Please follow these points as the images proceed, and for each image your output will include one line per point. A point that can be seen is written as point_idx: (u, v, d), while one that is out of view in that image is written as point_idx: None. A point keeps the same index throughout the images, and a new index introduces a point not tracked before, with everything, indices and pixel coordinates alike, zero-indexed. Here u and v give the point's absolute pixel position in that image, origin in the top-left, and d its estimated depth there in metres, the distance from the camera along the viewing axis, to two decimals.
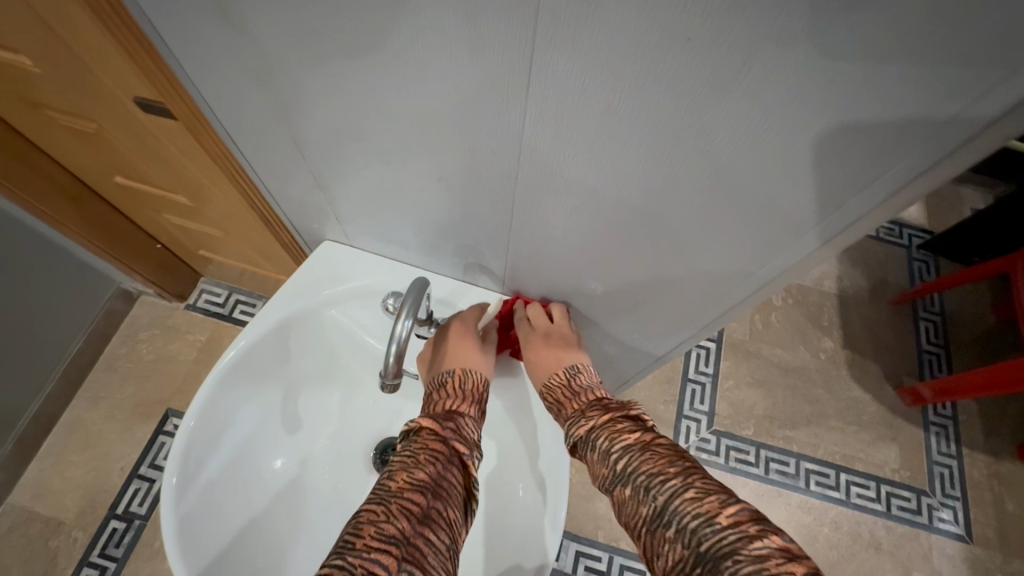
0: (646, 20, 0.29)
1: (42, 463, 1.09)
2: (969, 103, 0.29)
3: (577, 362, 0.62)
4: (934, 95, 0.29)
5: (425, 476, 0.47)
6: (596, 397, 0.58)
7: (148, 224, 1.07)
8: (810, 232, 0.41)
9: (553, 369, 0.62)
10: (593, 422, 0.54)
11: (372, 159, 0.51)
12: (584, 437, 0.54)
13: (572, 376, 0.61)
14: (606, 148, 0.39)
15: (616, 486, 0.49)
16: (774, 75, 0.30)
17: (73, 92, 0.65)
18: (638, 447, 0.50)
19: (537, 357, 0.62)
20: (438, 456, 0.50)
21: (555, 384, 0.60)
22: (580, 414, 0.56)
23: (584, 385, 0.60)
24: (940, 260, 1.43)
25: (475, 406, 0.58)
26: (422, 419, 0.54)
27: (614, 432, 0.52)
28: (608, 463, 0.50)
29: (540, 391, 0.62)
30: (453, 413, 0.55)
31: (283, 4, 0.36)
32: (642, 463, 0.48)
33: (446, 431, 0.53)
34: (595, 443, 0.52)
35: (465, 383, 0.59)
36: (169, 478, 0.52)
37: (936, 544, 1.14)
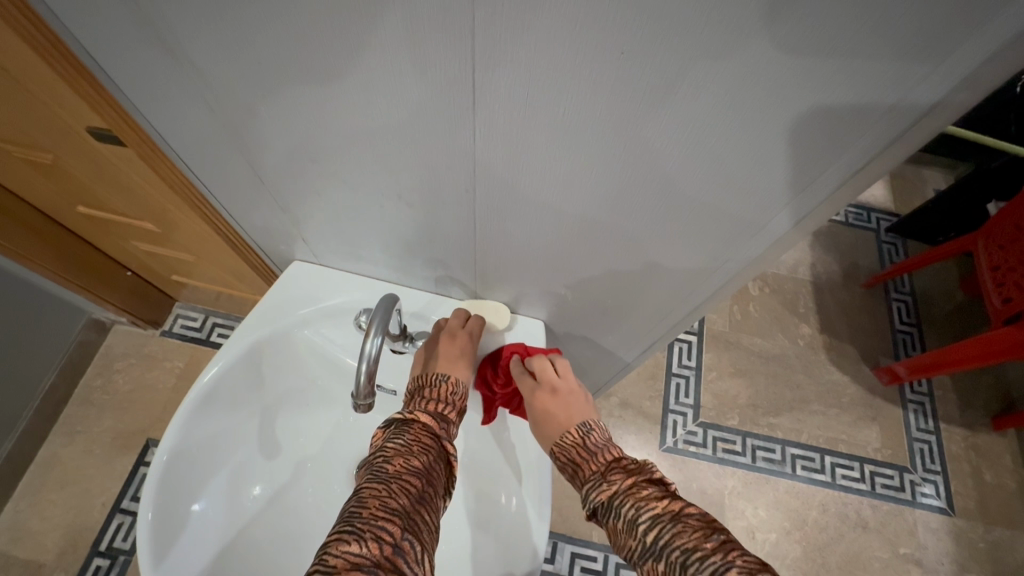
0: (579, 35, 0.30)
1: (18, 504, 1.06)
2: (890, 101, 0.30)
3: (588, 419, 0.59)
4: (867, 85, 0.30)
5: (420, 463, 0.46)
6: (615, 458, 0.55)
7: (116, 252, 1.05)
8: (763, 228, 0.43)
9: (566, 428, 0.58)
10: (616, 487, 0.50)
11: (332, 179, 0.51)
12: (607, 505, 0.50)
13: (585, 436, 0.57)
14: (560, 154, 0.40)
15: (646, 560, 0.44)
16: (713, 74, 0.31)
17: (24, 123, 0.63)
18: (669, 517, 0.45)
19: (549, 416, 0.59)
20: (429, 449, 0.49)
21: (569, 444, 0.57)
22: (600, 477, 0.52)
23: (598, 445, 0.56)
24: (907, 242, 1.47)
25: (458, 413, 0.57)
26: (417, 414, 0.53)
27: (639, 499, 0.48)
28: (637, 537, 0.45)
29: (552, 454, 0.58)
30: (445, 418, 0.55)
31: (228, 33, 0.37)
32: (676, 535, 0.43)
33: (439, 430, 0.52)
34: (620, 512, 0.48)
35: (454, 393, 0.58)
36: (145, 513, 0.51)
37: (921, 518, 1.16)
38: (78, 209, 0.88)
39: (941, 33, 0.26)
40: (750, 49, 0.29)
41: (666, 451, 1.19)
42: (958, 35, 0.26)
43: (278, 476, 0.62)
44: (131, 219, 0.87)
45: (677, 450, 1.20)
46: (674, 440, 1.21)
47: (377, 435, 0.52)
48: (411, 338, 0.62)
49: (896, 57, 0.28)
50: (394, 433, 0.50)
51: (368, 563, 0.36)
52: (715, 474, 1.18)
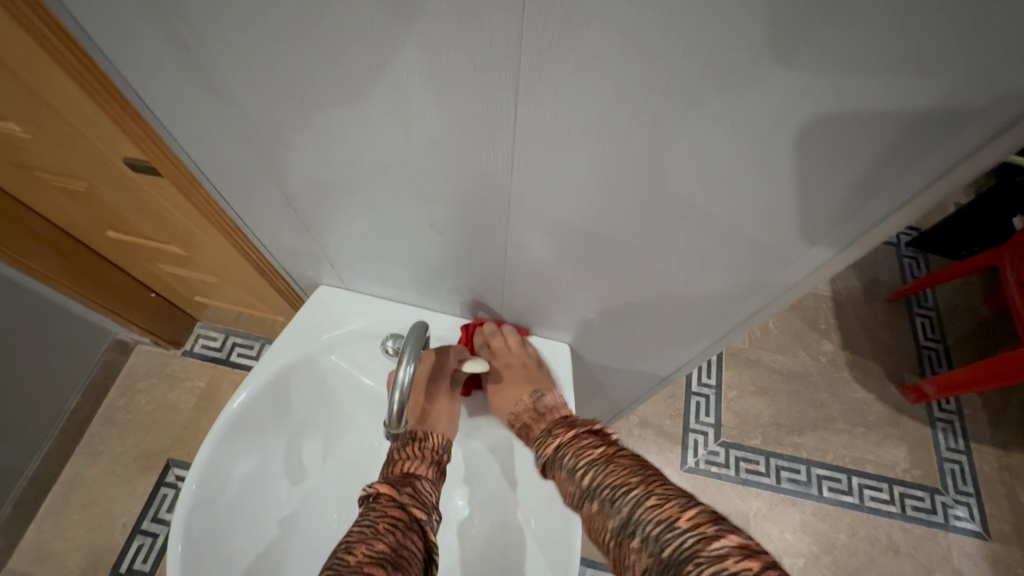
0: (623, 74, 0.31)
1: (42, 525, 1.07)
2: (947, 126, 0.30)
3: (541, 386, 0.61)
4: (923, 115, 0.30)
5: (385, 546, 0.43)
6: (562, 415, 0.55)
7: (142, 274, 1.07)
8: (800, 253, 0.43)
9: (518, 396, 0.61)
10: (559, 440, 0.50)
11: (363, 209, 0.52)
12: (552, 457, 0.50)
13: (538, 400, 0.59)
14: (597, 182, 0.40)
15: (584, 503, 0.45)
16: (756, 105, 0.31)
17: (61, 153, 0.65)
18: (603, 461, 0.45)
19: (502, 388, 0.62)
20: (397, 524, 0.46)
21: (522, 410, 0.59)
22: (547, 433, 0.53)
23: (549, 406, 0.58)
24: (929, 256, 1.45)
25: (434, 468, 0.55)
26: (379, 485, 0.50)
27: (579, 448, 0.48)
28: (575, 481, 0.46)
29: (509, 422, 0.61)
30: (410, 477, 0.52)
31: (274, 73, 0.38)
32: (606, 475, 0.44)
33: (404, 496, 0.49)
34: (562, 462, 0.48)
35: (426, 446, 0.56)
36: (175, 545, 0.51)
37: (955, 542, 1.13)
38: (107, 234, 0.90)
39: (1002, 64, 0.26)
40: (798, 83, 0.30)
41: (688, 472, 1.17)
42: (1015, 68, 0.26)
43: (307, 501, 0.61)
44: (157, 243, 0.88)
45: (699, 471, 1.17)
46: (695, 461, 1.18)
47: None
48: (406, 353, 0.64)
49: (948, 85, 0.28)
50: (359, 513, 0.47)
51: None
52: (739, 496, 1.15)
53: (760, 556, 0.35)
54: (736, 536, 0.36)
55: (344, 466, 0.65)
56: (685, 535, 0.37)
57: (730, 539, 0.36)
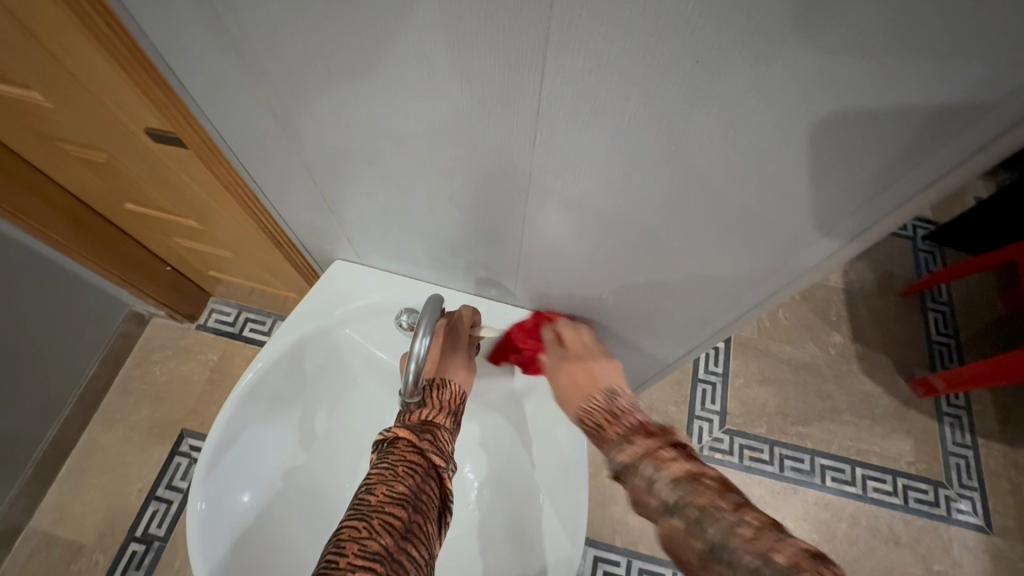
0: (653, 47, 0.31)
1: (61, 488, 1.10)
2: (981, 110, 0.30)
3: (615, 386, 0.57)
4: (954, 97, 0.29)
5: (406, 488, 0.46)
6: (641, 421, 0.51)
7: (158, 247, 1.08)
8: (817, 238, 0.43)
9: (592, 393, 0.56)
10: (637, 447, 0.47)
11: (382, 183, 0.52)
12: (626, 464, 0.46)
13: (613, 401, 0.55)
14: (619, 159, 0.40)
15: (663, 517, 0.42)
16: (785, 83, 0.31)
17: (83, 124, 0.66)
18: (687, 477, 0.42)
19: (574, 383, 0.58)
20: (416, 469, 0.48)
21: (595, 409, 0.54)
22: (624, 439, 0.49)
23: (624, 408, 0.54)
24: (945, 250, 1.43)
25: (451, 417, 0.56)
26: (398, 428, 0.51)
27: (658, 460, 0.45)
28: (656, 497, 0.43)
29: (579, 420, 0.56)
30: (430, 425, 0.53)
31: (298, 39, 0.38)
32: (694, 495, 0.41)
33: (423, 443, 0.51)
34: (640, 470, 0.45)
35: (443, 396, 0.57)
36: (196, 503, 0.53)
37: (956, 536, 1.13)
38: (126, 206, 0.92)
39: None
40: (830, 63, 0.29)
41: None
42: None
43: (319, 469, 0.63)
44: (175, 216, 0.90)
45: (703, 457, 1.18)
46: (699, 447, 1.19)
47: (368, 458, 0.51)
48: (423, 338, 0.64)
49: (982, 69, 0.28)
50: (382, 456, 0.49)
51: None
52: (742, 482, 1.16)
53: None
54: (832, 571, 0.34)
55: (357, 436, 0.66)
56: (780, 569, 0.34)
57: (798, 544, 0.36)
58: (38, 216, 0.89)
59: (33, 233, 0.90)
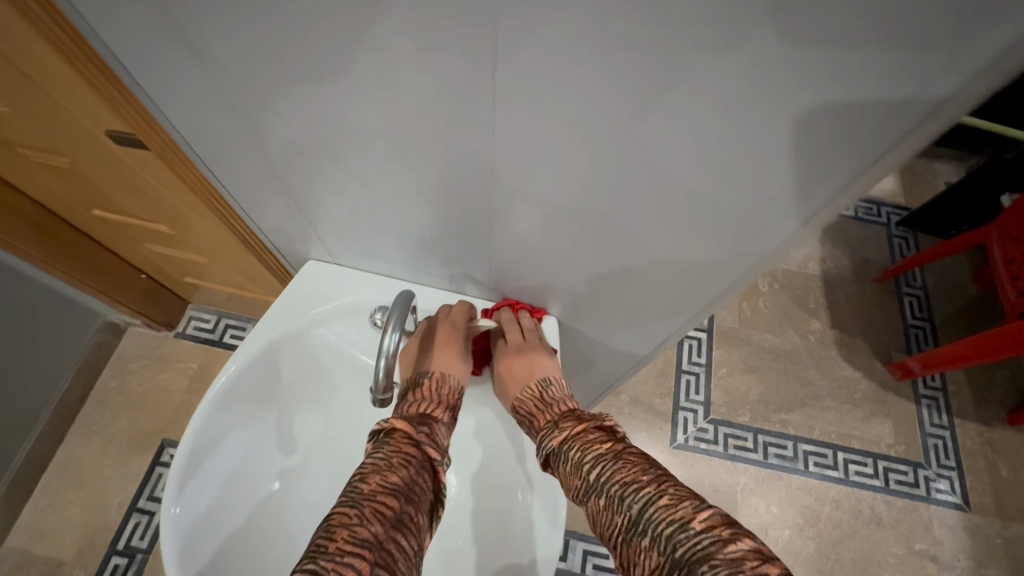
0: (599, 32, 0.31)
1: (38, 504, 1.08)
2: (919, 90, 0.30)
3: (549, 375, 0.61)
4: (900, 71, 0.29)
5: (398, 479, 0.46)
6: (568, 409, 0.56)
7: (131, 254, 1.06)
8: (777, 224, 0.43)
9: (526, 383, 0.61)
10: (565, 433, 0.52)
11: (347, 179, 0.51)
12: (556, 449, 0.52)
13: (544, 390, 0.59)
14: (577, 147, 0.40)
15: (589, 496, 0.47)
16: (731, 66, 0.31)
17: (43, 128, 0.65)
18: (609, 458, 0.47)
19: (512, 373, 0.62)
20: (410, 460, 0.48)
21: (527, 397, 0.59)
22: (552, 426, 0.54)
23: (556, 397, 0.58)
24: (919, 236, 1.46)
25: (448, 412, 0.58)
26: (394, 420, 0.53)
27: (585, 443, 0.50)
28: (579, 475, 0.48)
29: (514, 408, 0.61)
30: (427, 418, 0.54)
31: (247, 32, 0.37)
32: (616, 472, 0.45)
33: (418, 435, 0.51)
34: (568, 456, 0.50)
35: (441, 389, 0.59)
36: (170, 508, 0.52)
37: (936, 515, 1.15)
38: (94, 213, 0.90)
39: (978, 15, 0.26)
40: (778, 41, 0.29)
41: (677, 448, 1.19)
42: (983, 26, 0.26)
43: (297, 472, 0.62)
44: (145, 222, 0.88)
45: (689, 447, 1.20)
46: (685, 437, 1.20)
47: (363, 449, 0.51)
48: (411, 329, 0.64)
49: (917, 49, 0.28)
50: (377, 445, 0.50)
51: None
52: (727, 471, 1.17)
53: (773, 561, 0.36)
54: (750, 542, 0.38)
55: (335, 438, 0.65)
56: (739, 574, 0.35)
57: (744, 542, 0.38)
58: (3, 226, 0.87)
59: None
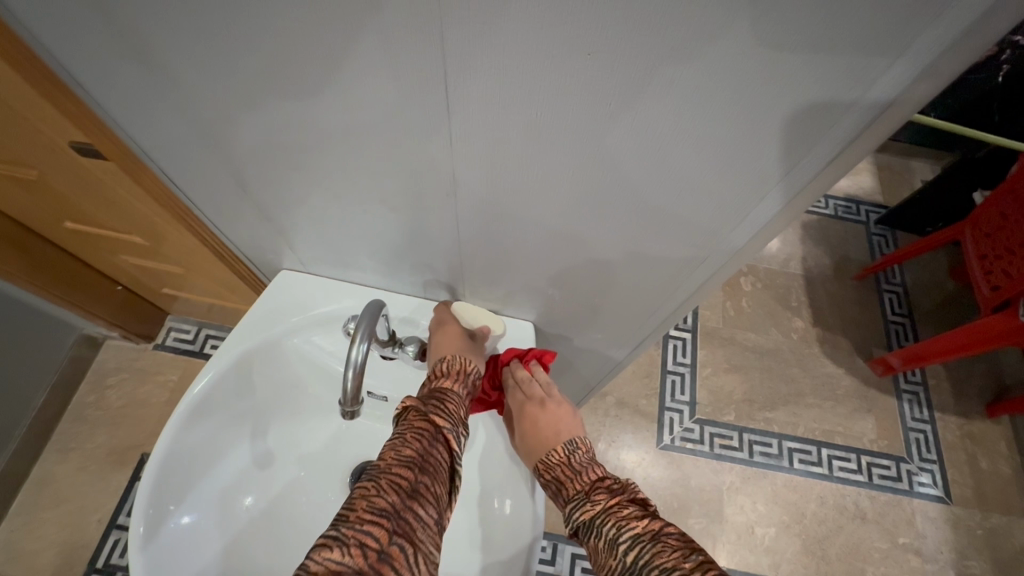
0: (548, 38, 0.31)
1: (14, 523, 1.05)
2: (862, 92, 0.30)
3: (574, 437, 0.59)
4: (843, 70, 0.29)
5: (413, 452, 0.45)
6: (599, 477, 0.54)
7: (106, 266, 1.04)
8: (739, 226, 0.43)
9: (553, 445, 0.58)
10: (598, 507, 0.50)
11: (314, 188, 0.51)
12: (589, 523, 0.49)
13: (572, 453, 0.57)
14: (537, 152, 0.40)
15: None
16: (679, 71, 0.31)
17: (6, 141, 0.63)
18: (649, 537, 0.44)
19: (538, 430, 0.59)
20: (423, 433, 0.47)
21: (556, 462, 0.56)
22: (584, 496, 0.52)
23: (584, 463, 0.56)
24: (897, 233, 1.48)
25: (463, 384, 0.55)
26: (407, 400, 0.51)
27: (621, 518, 0.47)
28: (616, 556, 0.45)
29: (536, 471, 0.58)
30: (440, 393, 0.52)
31: (201, 42, 0.37)
32: (657, 554, 0.42)
33: (429, 407, 0.50)
34: (601, 531, 0.47)
35: (450, 366, 0.56)
36: (137, 526, 0.50)
37: (919, 508, 1.17)
38: (66, 225, 0.88)
39: (912, 13, 0.26)
40: (721, 46, 0.29)
41: (664, 449, 1.20)
42: (918, 24, 0.27)
43: (270, 486, 0.61)
44: (118, 233, 0.87)
45: (675, 447, 1.20)
46: (671, 438, 1.21)
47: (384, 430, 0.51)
48: (400, 343, 0.61)
49: (856, 51, 0.28)
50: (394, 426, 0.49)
51: (349, 570, 0.35)
52: (713, 470, 1.18)
53: None
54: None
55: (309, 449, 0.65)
56: None
57: None
58: None
59: None
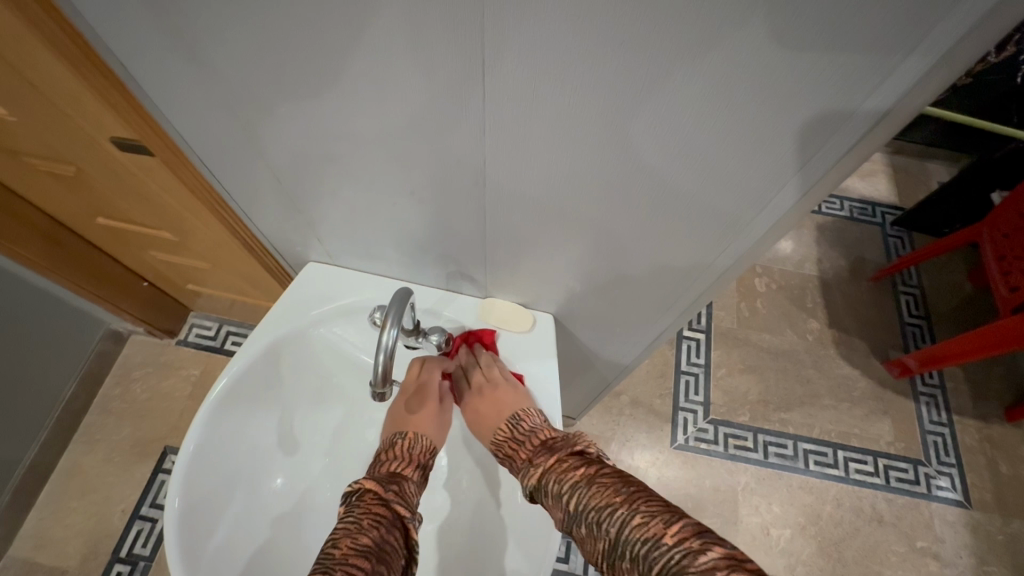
0: (584, 30, 0.32)
1: (41, 513, 1.08)
2: (888, 78, 0.31)
3: (520, 410, 0.57)
4: (860, 61, 0.30)
5: (369, 540, 0.43)
6: (542, 438, 0.52)
7: (133, 262, 1.07)
8: (760, 217, 0.44)
9: (498, 424, 0.57)
10: (539, 467, 0.47)
11: (344, 180, 0.53)
12: (537, 485, 0.47)
13: (516, 426, 0.55)
14: (565, 143, 0.41)
15: (572, 527, 0.42)
16: (707, 63, 0.32)
17: (50, 138, 0.66)
18: (585, 482, 0.43)
19: (481, 415, 0.58)
20: (381, 520, 0.46)
21: (502, 439, 0.55)
22: (528, 463, 0.49)
23: (528, 430, 0.54)
24: (914, 234, 1.47)
25: (420, 469, 0.55)
26: (365, 480, 0.50)
27: (562, 472, 0.45)
28: (561, 508, 0.43)
29: (493, 452, 0.56)
30: (397, 476, 0.52)
31: (246, 36, 0.38)
32: (591, 497, 0.41)
33: (389, 494, 0.49)
34: (546, 489, 0.45)
35: (413, 447, 0.57)
36: (173, 502, 0.53)
37: (937, 512, 1.16)
38: (97, 220, 0.91)
39: (933, 6, 0.27)
40: (751, 37, 0.30)
41: (677, 449, 1.20)
42: (945, 14, 0.27)
43: (299, 470, 0.63)
44: (149, 229, 0.89)
45: (689, 447, 1.20)
46: (684, 437, 1.21)
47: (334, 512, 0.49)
48: (424, 333, 0.62)
49: (880, 42, 0.29)
50: (347, 508, 0.48)
51: None
52: (727, 471, 1.18)
53: (748, 565, 0.34)
54: (724, 548, 0.35)
55: (336, 438, 0.66)
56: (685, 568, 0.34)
57: (715, 551, 0.35)
58: (9, 235, 0.88)
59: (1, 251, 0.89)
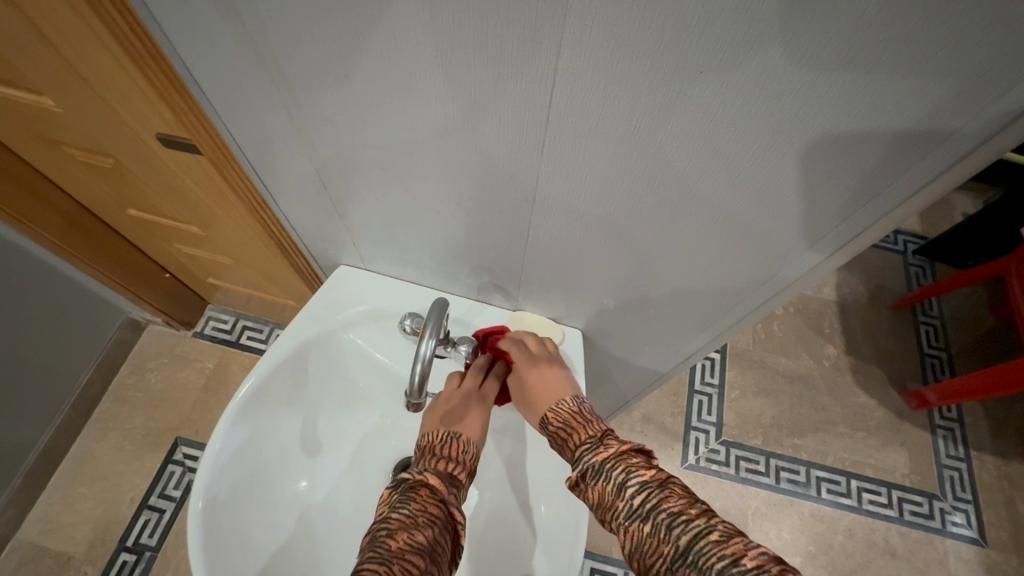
0: (661, 58, 0.32)
1: (51, 497, 1.09)
2: (969, 120, 0.31)
3: (580, 392, 0.55)
4: (948, 99, 0.30)
5: (425, 539, 0.42)
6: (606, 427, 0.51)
7: (158, 253, 1.08)
8: (813, 246, 0.44)
9: (561, 394, 0.55)
10: (607, 451, 0.46)
11: (389, 187, 0.53)
12: (597, 467, 0.45)
13: (579, 405, 0.53)
14: (623, 163, 0.41)
15: (631, 523, 0.41)
16: (783, 95, 0.32)
17: (92, 130, 0.67)
18: (657, 484, 0.42)
19: (544, 381, 0.56)
20: (436, 519, 0.45)
21: (563, 408, 0.53)
22: (593, 440, 0.48)
23: (592, 414, 0.52)
24: (935, 265, 1.46)
25: (472, 471, 0.53)
26: (428, 473, 0.49)
27: (629, 464, 0.44)
28: (624, 499, 0.42)
29: (541, 419, 0.54)
30: (457, 477, 0.50)
31: (316, 45, 0.39)
32: (663, 500, 0.41)
33: (448, 494, 0.48)
34: (609, 474, 0.44)
35: (469, 450, 0.54)
36: (196, 501, 0.53)
37: (951, 548, 1.13)
38: (127, 211, 0.92)
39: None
40: (832, 74, 0.30)
41: (688, 469, 1.18)
42: None
43: (321, 472, 0.63)
44: (178, 223, 0.90)
45: (700, 468, 1.19)
46: (696, 458, 1.20)
47: (386, 494, 0.48)
48: (453, 343, 0.62)
49: (965, 85, 0.29)
50: (402, 499, 0.46)
51: None
52: (738, 494, 1.16)
53: None
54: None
55: (358, 440, 0.66)
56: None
57: None
58: (39, 220, 0.89)
59: (31, 236, 0.90)
